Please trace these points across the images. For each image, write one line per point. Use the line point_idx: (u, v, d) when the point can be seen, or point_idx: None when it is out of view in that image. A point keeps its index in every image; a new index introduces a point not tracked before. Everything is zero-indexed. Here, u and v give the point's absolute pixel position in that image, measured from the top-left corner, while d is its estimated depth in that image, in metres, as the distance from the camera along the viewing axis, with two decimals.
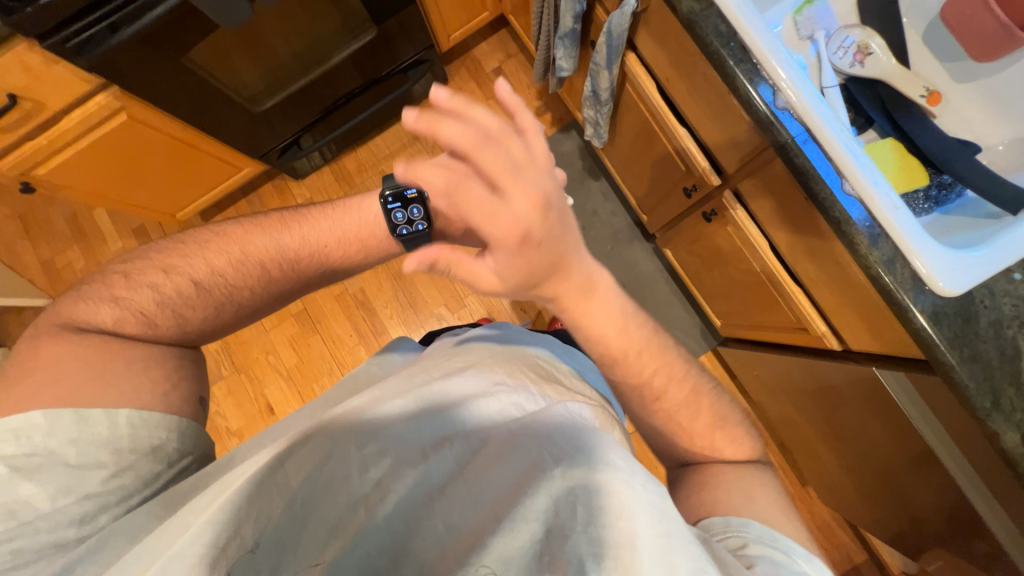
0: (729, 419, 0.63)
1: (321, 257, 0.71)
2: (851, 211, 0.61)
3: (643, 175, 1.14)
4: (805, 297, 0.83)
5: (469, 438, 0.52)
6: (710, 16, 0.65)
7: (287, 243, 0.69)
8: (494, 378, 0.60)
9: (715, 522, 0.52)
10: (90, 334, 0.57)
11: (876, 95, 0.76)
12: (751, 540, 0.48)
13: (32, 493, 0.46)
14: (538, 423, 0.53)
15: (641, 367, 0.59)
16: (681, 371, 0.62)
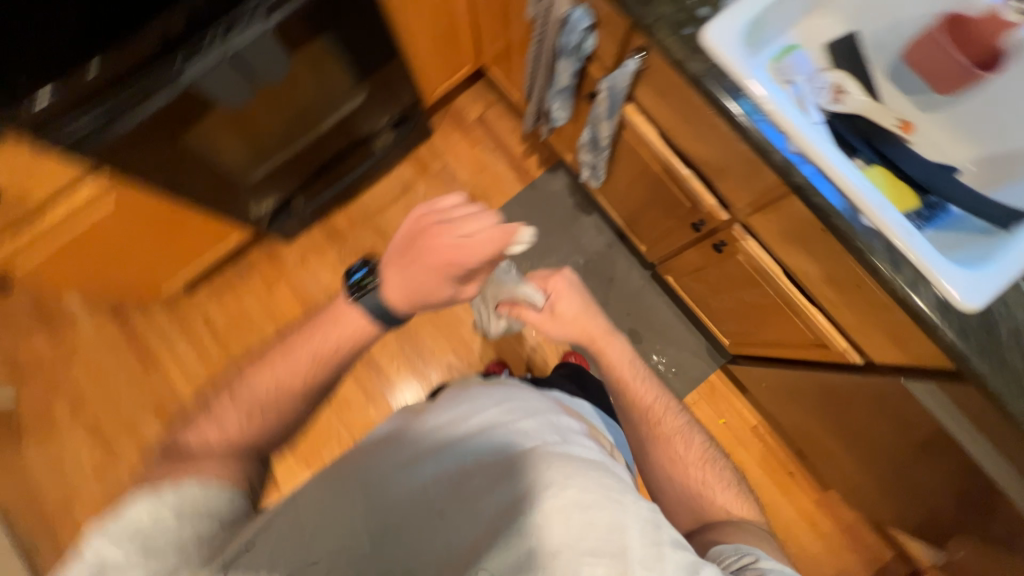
0: (714, 459, 0.69)
1: (363, 341, 0.66)
2: (872, 241, 0.66)
3: (643, 211, 1.19)
4: (822, 316, 0.88)
5: (468, 464, 0.55)
6: (718, 76, 0.70)
7: (322, 339, 0.64)
8: (495, 408, 0.64)
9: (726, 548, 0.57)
10: (164, 463, 0.54)
11: (858, 129, 0.84)
12: (761, 557, 0.54)
13: (110, 557, 0.44)
14: (534, 444, 0.56)
15: (641, 394, 0.71)
16: (673, 406, 0.73)
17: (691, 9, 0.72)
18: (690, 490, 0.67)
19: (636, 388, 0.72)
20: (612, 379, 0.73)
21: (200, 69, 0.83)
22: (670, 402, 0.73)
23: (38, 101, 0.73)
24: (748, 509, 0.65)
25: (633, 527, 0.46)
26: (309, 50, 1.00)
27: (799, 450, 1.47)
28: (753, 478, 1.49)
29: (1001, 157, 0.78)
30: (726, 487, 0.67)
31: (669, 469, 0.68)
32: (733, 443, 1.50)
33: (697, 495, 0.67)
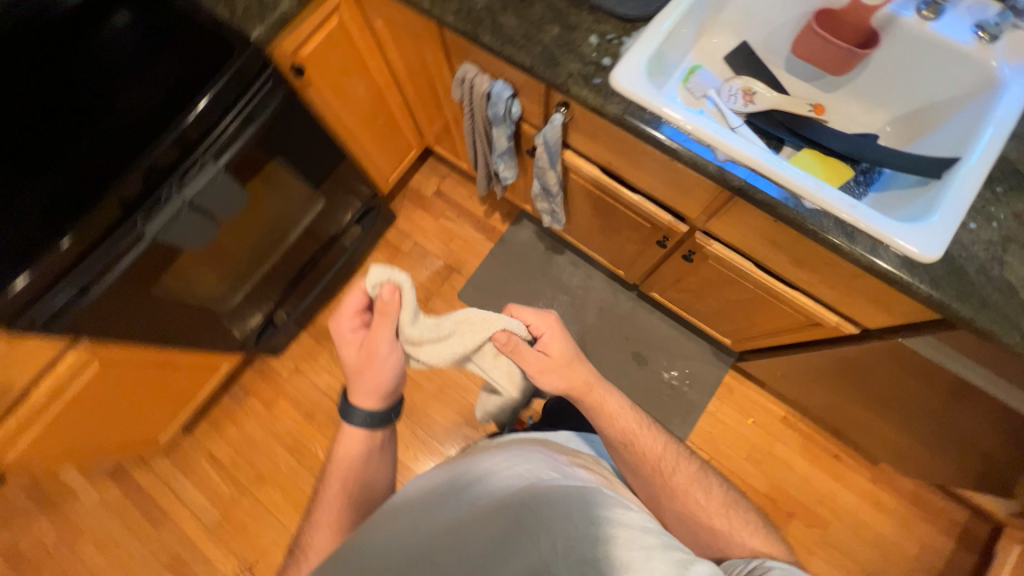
0: (730, 501, 0.70)
1: (359, 471, 0.71)
2: (821, 221, 0.69)
3: (609, 239, 1.23)
4: (805, 297, 0.89)
5: (463, 507, 0.55)
6: (636, 111, 0.76)
7: (337, 472, 0.71)
8: (489, 455, 0.65)
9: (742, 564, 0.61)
10: None
11: (777, 121, 0.90)
12: (773, 564, 0.58)
13: None
14: (521, 480, 0.59)
15: (649, 444, 0.71)
16: (683, 454, 0.73)
17: (595, 61, 0.79)
18: (716, 537, 0.67)
19: (644, 441, 0.71)
20: (618, 436, 0.71)
21: (161, 222, 0.86)
22: (676, 449, 0.73)
23: (14, 285, 0.75)
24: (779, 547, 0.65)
25: (613, 540, 0.50)
26: (263, 175, 1.05)
27: (835, 431, 1.42)
28: (800, 472, 1.43)
29: (914, 113, 0.84)
30: (749, 525, 0.67)
31: (690, 516, 0.68)
32: (769, 440, 1.45)
33: (722, 540, 0.66)
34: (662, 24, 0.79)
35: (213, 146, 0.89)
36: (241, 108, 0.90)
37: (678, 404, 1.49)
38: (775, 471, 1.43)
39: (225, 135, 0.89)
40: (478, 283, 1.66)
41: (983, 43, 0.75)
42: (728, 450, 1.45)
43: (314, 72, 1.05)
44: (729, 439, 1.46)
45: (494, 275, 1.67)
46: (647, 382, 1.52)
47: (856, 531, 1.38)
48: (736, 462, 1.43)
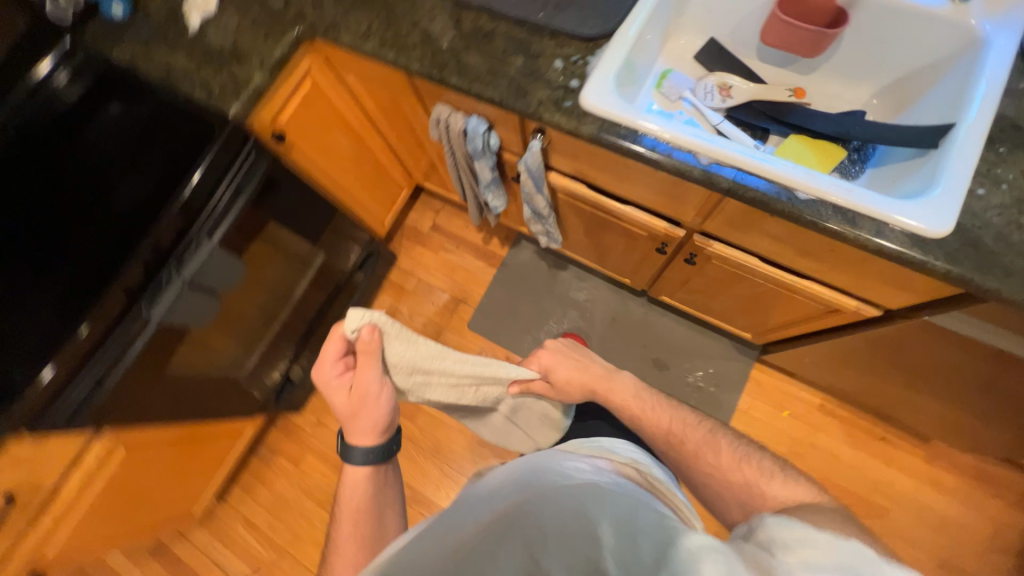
0: (756, 456, 0.67)
1: (368, 507, 0.69)
2: (819, 211, 0.66)
3: (609, 251, 1.21)
4: (820, 285, 0.85)
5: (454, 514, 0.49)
6: (611, 127, 0.75)
7: (343, 523, 0.67)
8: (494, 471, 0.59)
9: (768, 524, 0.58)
10: None
11: (758, 112, 0.89)
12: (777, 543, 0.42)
13: None
14: (515, 471, 0.53)
15: (656, 420, 0.75)
16: (695, 420, 0.75)
17: (563, 84, 0.78)
18: (736, 494, 0.64)
19: (650, 418, 0.76)
20: (627, 417, 0.79)
21: (165, 305, 0.86)
22: (688, 417, 0.75)
23: (42, 376, 0.78)
24: (809, 489, 0.60)
25: (610, 530, 0.44)
26: (262, 237, 1.05)
27: (879, 413, 1.35)
28: (849, 461, 1.35)
29: (899, 83, 0.82)
30: (771, 475, 0.64)
31: (706, 479, 0.68)
32: (809, 432, 1.38)
33: (742, 496, 0.64)
34: (626, 36, 0.79)
35: (210, 218, 0.90)
36: (230, 180, 0.92)
37: (707, 407, 1.44)
38: (821, 463, 1.35)
39: (222, 206, 0.91)
40: (486, 311, 1.65)
41: (957, 4, 0.73)
42: (767, 447, 1.38)
43: (296, 135, 1.08)
44: (767, 436, 1.39)
45: (500, 300, 1.65)
46: (671, 388, 1.47)
47: (919, 518, 1.29)
48: None
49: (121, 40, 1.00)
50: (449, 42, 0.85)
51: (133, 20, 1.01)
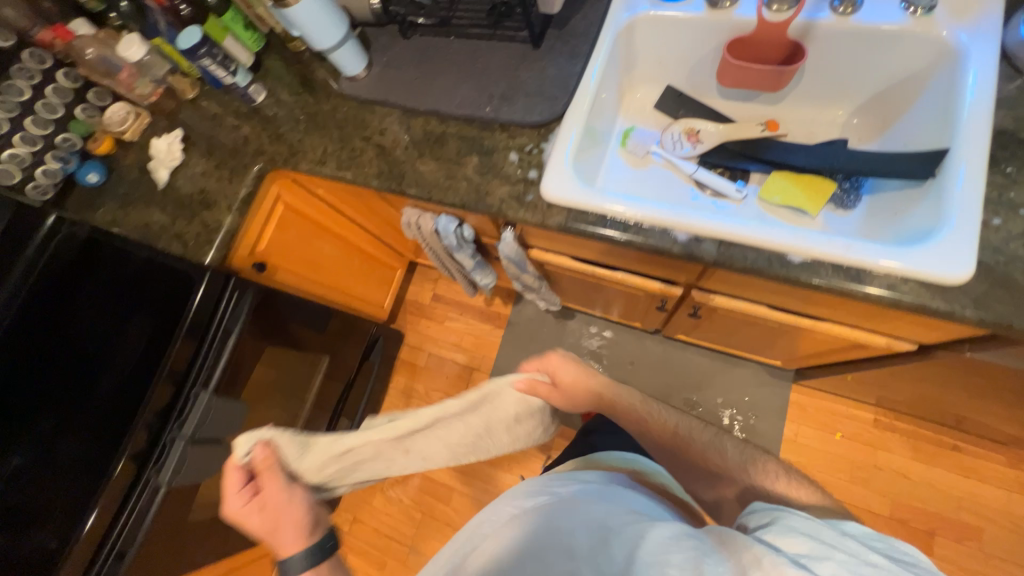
0: (754, 460, 0.70)
1: None
2: (820, 271, 0.60)
3: (611, 306, 1.16)
4: (843, 325, 0.78)
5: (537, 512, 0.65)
6: (580, 215, 0.72)
7: None
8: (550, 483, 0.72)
9: (763, 505, 0.60)
10: None
11: (733, 154, 0.84)
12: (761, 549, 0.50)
13: None
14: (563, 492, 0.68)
15: (662, 425, 0.77)
16: (698, 423, 0.77)
17: (522, 177, 0.76)
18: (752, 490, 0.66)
19: (656, 423, 0.78)
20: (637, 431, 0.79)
21: (172, 467, 0.84)
22: (693, 422, 0.78)
23: (87, 520, 0.78)
24: (810, 493, 0.62)
25: (583, 538, 0.58)
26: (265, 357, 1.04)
27: (941, 421, 1.23)
28: (920, 478, 1.23)
29: (876, 100, 0.77)
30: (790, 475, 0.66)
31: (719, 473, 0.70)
32: (869, 452, 1.27)
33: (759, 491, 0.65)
34: (576, 116, 0.76)
35: (207, 357, 0.91)
36: (217, 328, 0.93)
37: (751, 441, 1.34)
38: (889, 486, 1.23)
39: (213, 348, 0.92)
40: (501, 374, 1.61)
41: (920, 17, 0.67)
42: (826, 476, 1.27)
43: (276, 257, 1.08)
44: (822, 463, 1.28)
45: (513, 360, 1.61)
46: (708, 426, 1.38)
47: (1013, 530, 1.16)
48: (839, 488, 1.26)
49: (100, 205, 1.03)
50: (403, 152, 0.84)
51: (109, 182, 1.05)
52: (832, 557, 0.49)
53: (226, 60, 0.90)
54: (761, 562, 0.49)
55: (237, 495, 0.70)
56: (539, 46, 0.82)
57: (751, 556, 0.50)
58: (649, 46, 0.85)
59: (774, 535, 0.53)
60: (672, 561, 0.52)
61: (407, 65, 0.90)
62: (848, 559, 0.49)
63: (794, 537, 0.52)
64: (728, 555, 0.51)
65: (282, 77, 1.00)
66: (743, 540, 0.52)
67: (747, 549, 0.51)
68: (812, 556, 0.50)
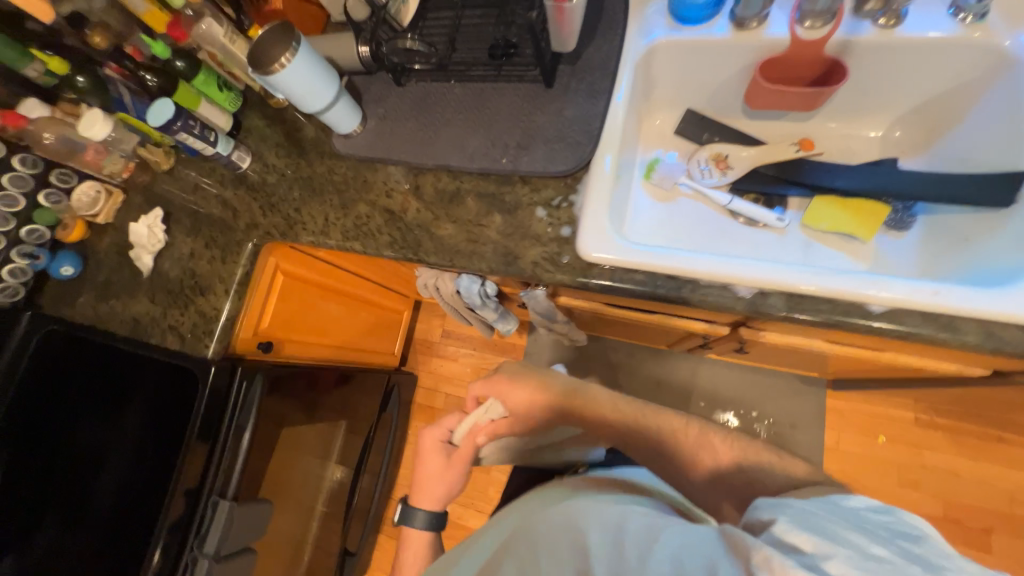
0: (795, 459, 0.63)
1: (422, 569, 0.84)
2: (906, 322, 0.55)
3: (642, 337, 1.10)
4: (907, 355, 0.73)
5: (530, 517, 0.65)
6: (624, 274, 0.65)
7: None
8: (555, 486, 0.71)
9: (768, 500, 0.51)
10: None
11: (766, 179, 0.79)
12: (761, 555, 0.42)
13: None
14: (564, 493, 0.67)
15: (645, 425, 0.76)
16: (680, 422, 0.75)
17: (554, 235, 0.69)
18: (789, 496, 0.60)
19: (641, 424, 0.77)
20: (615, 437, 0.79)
21: None
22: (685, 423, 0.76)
23: None
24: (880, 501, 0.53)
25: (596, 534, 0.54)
26: (284, 438, 0.94)
27: (986, 415, 1.19)
28: (969, 475, 1.20)
29: (920, 111, 0.72)
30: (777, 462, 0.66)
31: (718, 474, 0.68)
32: (914, 454, 1.23)
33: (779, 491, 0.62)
34: (606, 163, 0.69)
35: (222, 459, 0.81)
36: (229, 423, 0.82)
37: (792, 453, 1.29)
38: (939, 487, 1.20)
39: (226, 452, 0.82)
40: None
41: (972, 24, 0.62)
42: (873, 483, 1.24)
43: (280, 331, 0.99)
44: (868, 470, 1.25)
45: None
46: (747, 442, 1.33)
47: None
48: (890, 493, 1.23)
49: (81, 298, 0.94)
50: (416, 216, 0.77)
51: (87, 271, 0.95)
52: (841, 550, 0.42)
53: (204, 130, 0.81)
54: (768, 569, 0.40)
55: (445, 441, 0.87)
56: (552, 85, 0.75)
57: (752, 558, 0.42)
58: (667, 73, 0.78)
59: (781, 532, 0.45)
60: (688, 560, 0.46)
61: (407, 115, 0.82)
62: (859, 552, 0.42)
63: (799, 531, 0.45)
64: (737, 566, 0.43)
65: (266, 137, 0.92)
66: (746, 540, 0.44)
67: (753, 552, 0.42)
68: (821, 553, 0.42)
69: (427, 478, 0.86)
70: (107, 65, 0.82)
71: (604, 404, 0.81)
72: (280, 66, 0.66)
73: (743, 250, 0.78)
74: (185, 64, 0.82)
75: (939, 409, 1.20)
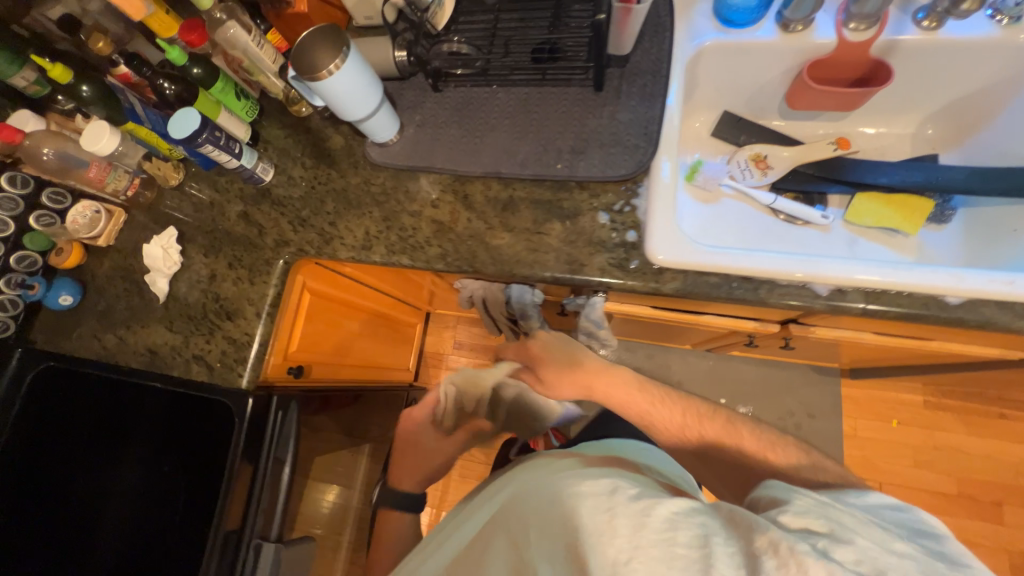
0: None
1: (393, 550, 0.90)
2: (980, 312, 0.57)
3: (674, 337, 1.09)
4: (952, 342, 0.76)
5: (518, 500, 0.62)
6: (697, 278, 0.65)
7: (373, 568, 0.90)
8: (538, 468, 0.68)
9: (784, 487, 0.52)
10: None
11: (806, 178, 0.80)
12: (771, 538, 0.42)
13: None
14: (552, 473, 0.64)
15: (665, 417, 0.76)
16: (705, 410, 0.75)
17: (620, 241, 0.68)
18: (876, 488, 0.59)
19: (660, 417, 0.76)
20: (636, 417, 0.78)
21: None
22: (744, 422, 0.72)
23: None
24: None
25: (589, 515, 0.51)
26: (316, 467, 0.87)
27: (989, 394, 1.26)
28: (977, 451, 1.26)
29: (950, 109, 0.76)
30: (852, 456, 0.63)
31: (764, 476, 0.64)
32: (926, 435, 1.29)
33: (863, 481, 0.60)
34: (665, 166, 0.68)
35: (262, 497, 0.73)
36: (265, 457, 0.74)
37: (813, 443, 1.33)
38: (952, 464, 1.26)
39: (265, 487, 0.74)
40: None
41: (1009, 27, 0.65)
42: (890, 466, 1.29)
43: (308, 353, 0.93)
44: (885, 454, 1.30)
45: None
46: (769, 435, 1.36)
47: None
48: (907, 474, 1.28)
49: (81, 330, 0.84)
50: (467, 227, 0.73)
51: (86, 300, 0.86)
52: (856, 540, 0.43)
53: (230, 142, 0.75)
54: (771, 553, 0.41)
55: (431, 418, 1.11)
56: (602, 89, 0.74)
57: (760, 544, 0.43)
58: (710, 76, 0.79)
59: (792, 517, 0.47)
60: (681, 538, 0.46)
61: (447, 123, 0.78)
62: (879, 545, 0.43)
63: (814, 518, 0.46)
64: (738, 546, 0.44)
65: (288, 148, 0.86)
66: (753, 523, 0.45)
67: (757, 534, 0.43)
68: (831, 539, 0.43)
69: (413, 449, 1.05)
70: (115, 69, 0.73)
71: (631, 383, 0.81)
72: (327, 73, 0.62)
73: (792, 248, 0.79)
74: (203, 71, 0.75)
75: (946, 390, 1.26)
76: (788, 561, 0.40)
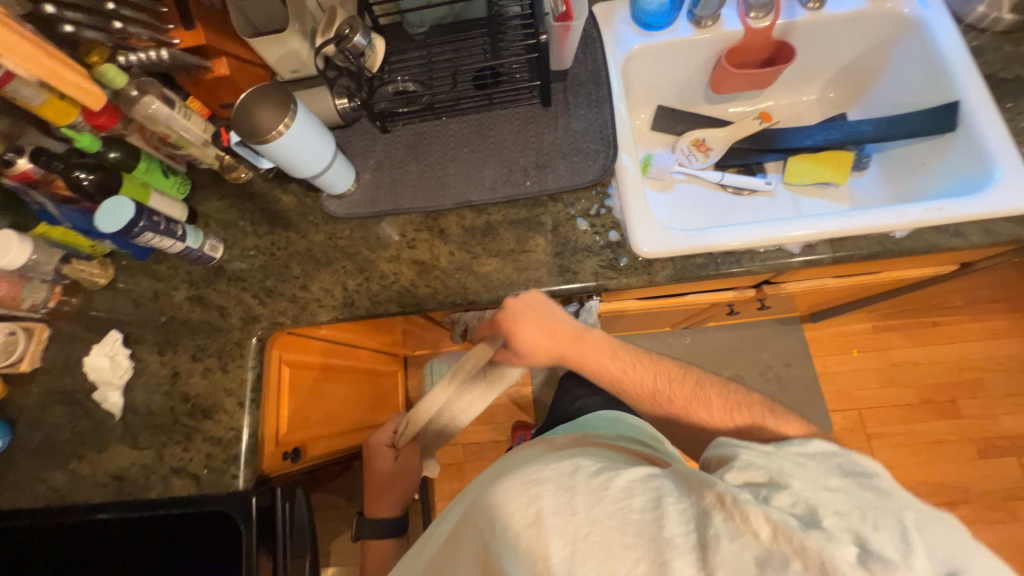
0: None
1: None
2: (924, 239, 0.65)
3: (658, 322, 1.13)
4: (899, 270, 0.86)
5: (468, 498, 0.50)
6: (683, 261, 0.68)
7: None
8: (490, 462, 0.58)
9: (731, 443, 0.51)
10: None
11: (743, 154, 0.88)
12: (717, 491, 0.40)
13: None
14: (504, 462, 0.54)
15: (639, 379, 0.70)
16: (677, 371, 0.71)
17: (604, 243, 0.69)
18: None
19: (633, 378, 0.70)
20: (609, 384, 0.71)
21: None
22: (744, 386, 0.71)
23: None
24: None
25: (551, 498, 0.42)
26: None
27: (921, 308, 1.44)
28: (926, 360, 1.42)
29: (844, 73, 0.87)
30: None
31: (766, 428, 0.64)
32: (883, 356, 1.43)
33: None
34: (628, 165, 0.72)
35: None
36: (280, 556, 0.66)
37: (795, 390, 1.42)
38: (910, 377, 1.41)
39: None
40: None
41: None
42: (862, 392, 1.41)
43: (298, 431, 0.85)
44: (855, 381, 1.42)
45: None
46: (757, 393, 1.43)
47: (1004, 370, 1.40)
48: (878, 396, 1.41)
49: (16, 477, 0.71)
50: (451, 260, 0.72)
51: (17, 440, 0.73)
52: (792, 483, 0.43)
53: (170, 225, 0.68)
54: (718, 507, 0.39)
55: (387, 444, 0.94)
56: (549, 103, 0.76)
57: (704, 491, 0.41)
58: (643, 75, 0.84)
59: (735, 473, 0.46)
60: (635, 504, 0.41)
61: (406, 161, 0.77)
62: (815, 484, 0.43)
63: (755, 470, 0.46)
64: (689, 501, 0.41)
65: (232, 218, 0.79)
66: (702, 478, 0.42)
67: (705, 490, 0.41)
68: (771, 487, 0.43)
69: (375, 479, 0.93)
70: (12, 168, 0.63)
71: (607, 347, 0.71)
72: (276, 135, 0.58)
73: (749, 216, 0.85)
74: (121, 154, 0.68)
75: (889, 313, 1.42)
76: (732, 511, 0.39)
